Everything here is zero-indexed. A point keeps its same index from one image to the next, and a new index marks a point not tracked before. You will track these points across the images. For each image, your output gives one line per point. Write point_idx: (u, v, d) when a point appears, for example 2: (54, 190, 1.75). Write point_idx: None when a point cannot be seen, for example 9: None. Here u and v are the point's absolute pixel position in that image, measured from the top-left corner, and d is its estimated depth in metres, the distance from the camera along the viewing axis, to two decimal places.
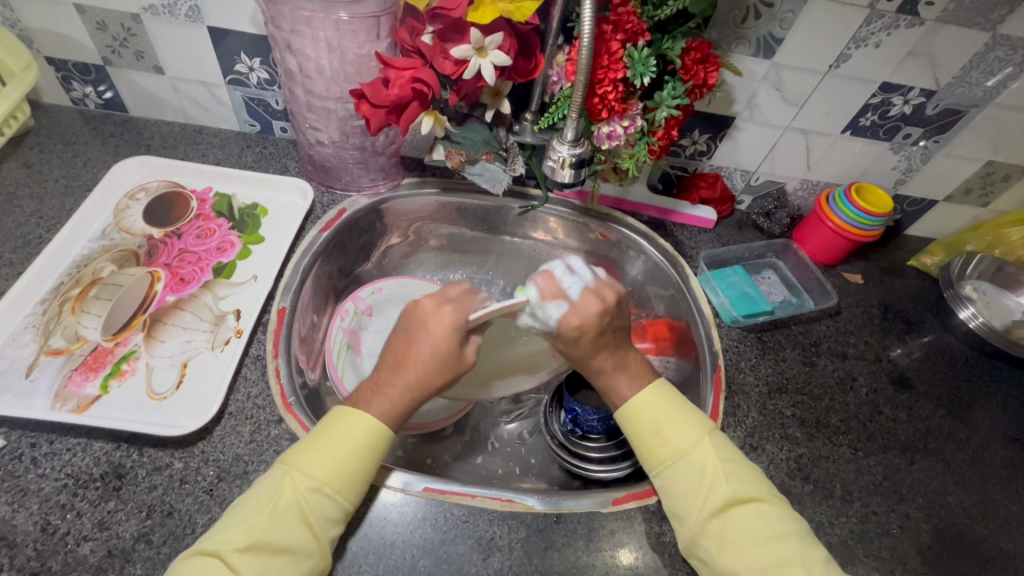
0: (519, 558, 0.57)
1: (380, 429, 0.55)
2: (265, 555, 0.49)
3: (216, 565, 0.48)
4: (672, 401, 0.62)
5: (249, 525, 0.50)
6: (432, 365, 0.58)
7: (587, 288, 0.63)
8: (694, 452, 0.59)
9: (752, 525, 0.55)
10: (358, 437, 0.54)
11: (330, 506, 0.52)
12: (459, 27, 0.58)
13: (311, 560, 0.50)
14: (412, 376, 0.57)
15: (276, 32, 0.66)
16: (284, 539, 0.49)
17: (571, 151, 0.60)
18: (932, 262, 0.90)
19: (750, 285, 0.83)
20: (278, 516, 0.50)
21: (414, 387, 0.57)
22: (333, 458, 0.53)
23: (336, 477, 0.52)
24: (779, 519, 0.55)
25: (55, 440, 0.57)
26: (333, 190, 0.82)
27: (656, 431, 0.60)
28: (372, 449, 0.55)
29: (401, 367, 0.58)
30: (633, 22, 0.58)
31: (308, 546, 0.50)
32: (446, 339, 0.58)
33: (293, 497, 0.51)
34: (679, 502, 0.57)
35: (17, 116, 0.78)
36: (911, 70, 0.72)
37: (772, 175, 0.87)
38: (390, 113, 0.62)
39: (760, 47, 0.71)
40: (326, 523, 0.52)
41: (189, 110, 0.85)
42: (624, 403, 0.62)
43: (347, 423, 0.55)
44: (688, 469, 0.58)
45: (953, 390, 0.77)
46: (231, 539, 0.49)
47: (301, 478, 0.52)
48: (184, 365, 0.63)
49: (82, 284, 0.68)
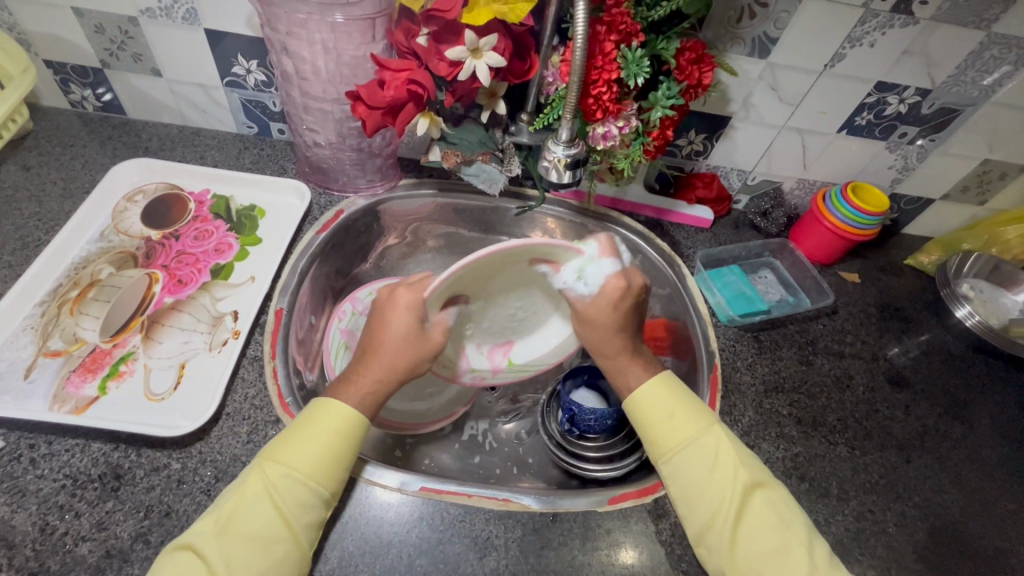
0: (515, 557, 0.57)
1: (353, 415, 0.56)
2: (235, 541, 0.49)
3: (189, 556, 0.49)
4: (679, 392, 0.63)
5: (219, 513, 0.51)
6: (404, 346, 0.59)
7: (619, 271, 0.63)
8: (704, 439, 0.59)
9: (762, 513, 0.56)
10: (331, 424, 0.55)
11: (301, 492, 0.52)
12: (454, 28, 0.59)
13: (282, 546, 0.50)
14: (388, 359, 0.58)
15: (272, 35, 0.66)
16: (255, 524, 0.50)
17: (566, 152, 0.61)
18: (929, 261, 0.90)
19: (747, 283, 0.83)
20: (244, 502, 0.51)
21: (386, 371, 0.58)
22: (306, 447, 0.53)
23: (309, 462, 0.53)
24: (788, 506, 0.57)
25: (53, 441, 0.57)
26: (330, 192, 0.82)
27: (666, 421, 0.60)
28: (344, 434, 0.55)
29: (376, 352, 0.59)
30: (627, 23, 0.58)
31: (277, 533, 0.50)
32: (404, 319, 0.59)
33: (266, 485, 0.51)
34: (690, 490, 0.57)
35: (16, 118, 0.79)
36: (906, 69, 0.72)
37: (769, 174, 0.87)
38: (386, 114, 0.63)
39: (754, 47, 0.71)
40: (298, 509, 0.51)
41: (187, 112, 0.85)
42: (636, 392, 0.62)
43: (319, 414, 0.55)
44: (699, 457, 0.58)
45: (950, 389, 0.77)
46: (202, 529, 0.50)
47: (274, 467, 0.52)
48: (182, 367, 0.63)
49: (80, 286, 0.68)
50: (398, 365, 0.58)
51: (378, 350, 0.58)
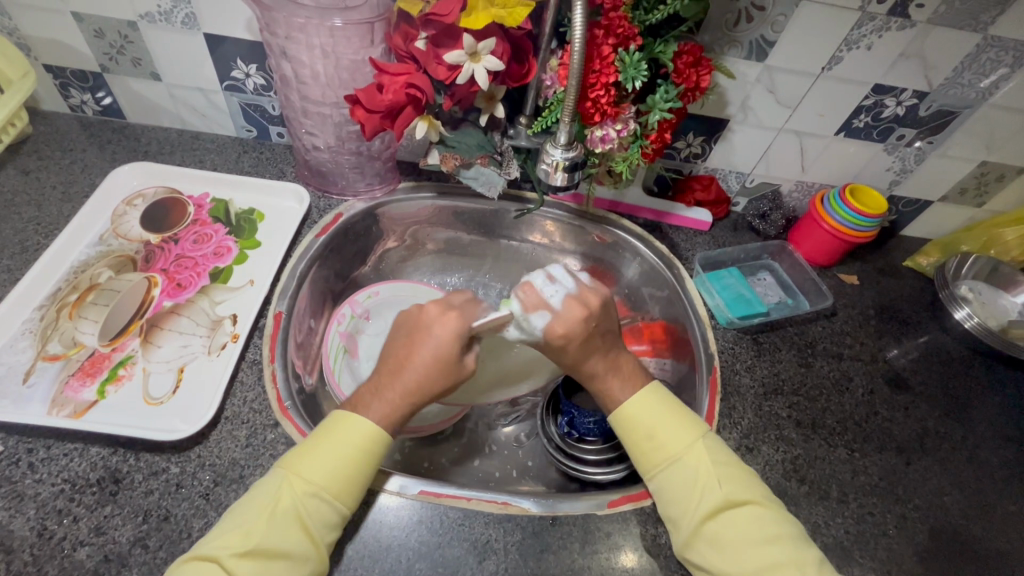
0: (515, 561, 0.57)
1: (376, 433, 0.56)
2: (264, 558, 0.49)
3: (213, 570, 0.48)
4: (670, 406, 0.62)
5: (246, 530, 0.50)
6: (433, 367, 0.58)
7: (571, 296, 0.64)
8: (688, 455, 0.59)
9: (744, 529, 0.55)
10: (359, 441, 0.55)
11: (328, 511, 0.52)
12: (452, 32, 0.59)
13: (308, 564, 0.50)
14: (417, 382, 0.58)
15: (271, 39, 0.66)
16: (281, 542, 0.49)
17: (564, 155, 0.61)
18: (928, 262, 0.90)
19: (745, 287, 0.82)
20: (276, 520, 0.50)
21: (414, 390, 0.58)
22: (331, 465, 0.53)
23: (337, 482, 0.53)
24: (776, 523, 0.55)
25: (51, 446, 0.57)
26: (329, 196, 0.83)
27: (648, 437, 0.60)
28: (371, 453, 0.55)
29: (399, 371, 0.59)
30: (624, 27, 0.58)
31: (304, 550, 0.50)
32: (451, 343, 0.59)
33: (292, 501, 0.51)
34: (673, 505, 0.57)
35: (15, 122, 0.79)
36: (903, 71, 0.72)
37: (767, 176, 0.87)
38: (385, 118, 0.63)
39: (752, 50, 0.71)
40: (325, 528, 0.52)
41: (186, 116, 0.85)
42: (621, 406, 0.62)
43: (348, 429, 0.55)
44: (681, 473, 0.58)
45: (949, 390, 0.77)
46: (228, 543, 0.49)
47: (298, 484, 0.52)
48: (180, 370, 0.63)
49: (79, 290, 0.68)
50: (427, 382, 0.58)
51: (406, 373, 0.58)
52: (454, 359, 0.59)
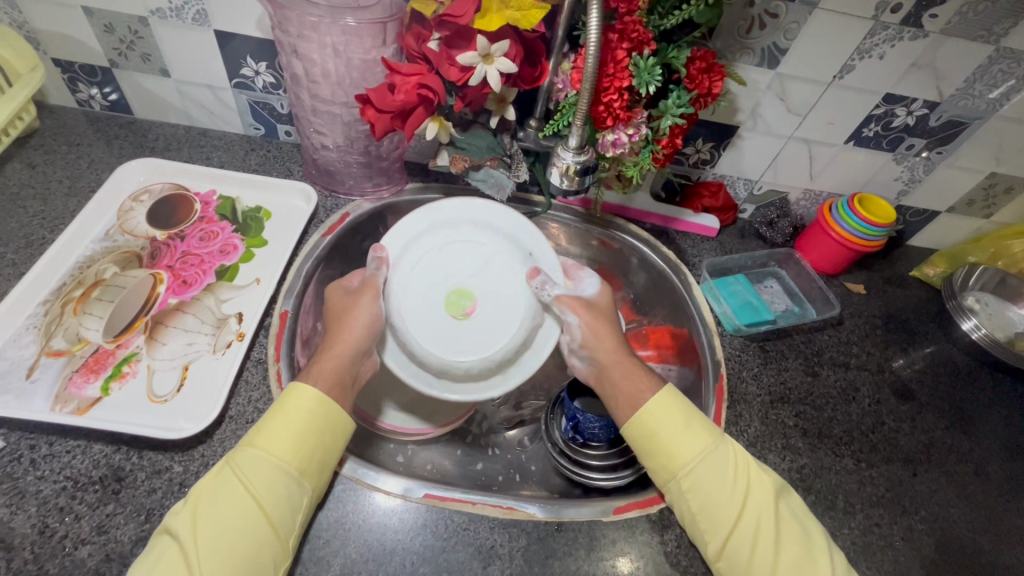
0: (521, 567, 0.57)
1: (320, 403, 0.57)
2: (205, 522, 0.49)
3: (164, 542, 0.49)
4: (688, 403, 0.63)
5: (195, 496, 0.51)
6: (338, 321, 0.64)
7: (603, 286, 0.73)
8: (724, 451, 0.60)
9: (782, 517, 0.57)
10: (301, 410, 0.56)
11: (271, 472, 0.52)
12: (466, 34, 0.59)
13: (256, 524, 0.50)
14: (348, 337, 0.62)
15: (283, 37, 0.66)
16: (221, 505, 0.50)
17: (575, 159, 0.60)
18: (935, 272, 0.90)
19: (753, 293, 0.82)
20: (218, 486, 0.51)
21: (350, 351, 0.62)
22: (277, 432, 0.54)
23: (278, 445, 0.53)
24: (802, 511, 0.59)
25: (54, 442, 0.57)
26: (336, 195, 0.82)
27: (682, 432, 0.60)
28: (317, 419, 0.56)
29: (336, 331, 0.63)
30: (639, 32, 0.58)
31: (247, 510, 0.50)
32: (342, 297, 0.66)
33: (234, 470, 0.52)
34: (712, 504, 0.57)
35: (23, 116, 0.78)
36: (915, 82, 0.72)
37: (775, 184, 0.87)
38: (395, 118, 0.62)
39: (764, 57, 0.71)
40: (268, 489, 0.51)
41: (195, 113, 0.85)
42: (648, 401, 0.62)
43: (288, 401, 0.56)
44: (720, 468, 0.59)
45: (956, 402, 0.77)
46: (178, 514, 0.50)
47: (245, 451, 0.53)
48: (185, 368, 0.63)
49: (84, 285, 0.67)
50: (354, 336, 0.63)
51: (340, 332, 0.63)
52: (344, 303, 0.65)
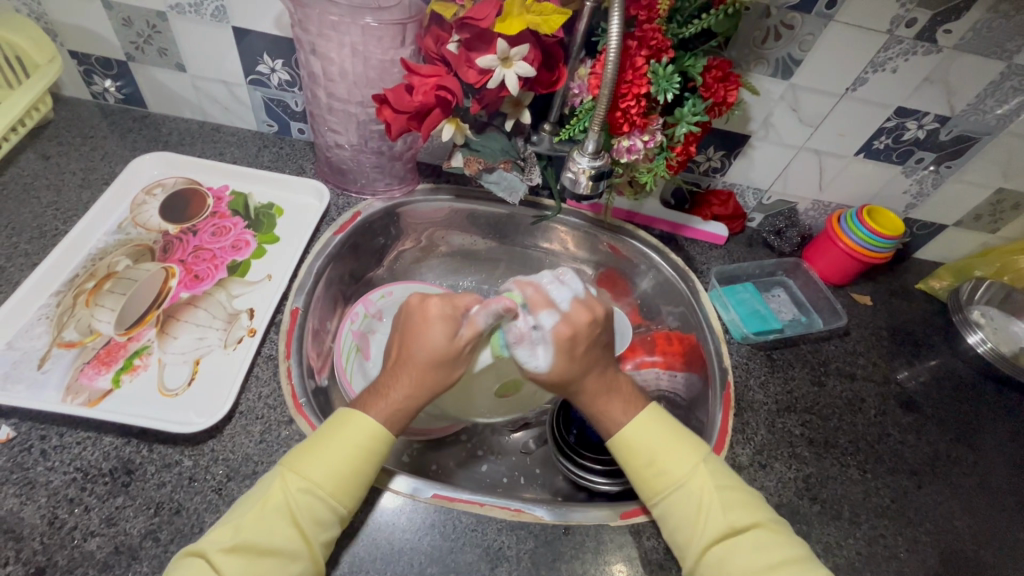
0: (528, 569, 0.57)
1: (379, 431, 0.55)
2: (247, 556, 0.48)
3: (198, 564, 0.48)
4: (665, 428, 0.61)
5: (236, 525, 0.50)
6: (430, 361, 0.59)
7: (577, 299, 0.64)
8: (693, 481, 0.57)
9: (750, 554, 0.54)
10: (358, 440, 0.54)
11: (321, 508, 0.51)
12: (485, 37, 0.59)
13: (300, 562, 0.50)
14: (421, 374, 0.58)
15: (302, 35, 0.67)
16: (267, 539, 0.49)
17: (591, 163, 0.61)
18: (941, 285, 0.90)
19: (760, 302, 0.83)
20: (264, 515, 0.50)
21: (415, 387, 0.58)
22: (327, 463, 0.53)
23: (328, 479, 0.52)
24: (783, 547, 0.54)
25: (64, 433, 0.57)
26: (348, 194, 0.82)
27: (648, 464, 0.59)
28: (369, 451, 0.54)
29: (410, 365, 0.58)
30: (657, 39, 0.59)
31: (292, 545, 0.49)
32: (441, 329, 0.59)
33: (284, 501, 0.51)
34: (678, 532, 0.57)
35: (39, 107, 0.79)
36: (927, 96, 0.73)
37: (784, 193, 0.87)
38: (412, 119, 0.63)
39: (778, 68, 0.71)
40: (316, 524, 0.51)
41: (208, 108, 0.85)
42: (621, 432, 0.61)
43: (345, 427, 0.55)
44: (687, 498, 0.57)
45: (959, 414, 0.77)
46: (214, 539, 0.49)
47: (295, 481, 0.52)
48: (196, 363, 0.63)
49: (96, 277, 0.68)
50: (426, 373, 0.58)
51: (414, 365, 0.58)
52: (452, 350, 0.59)
